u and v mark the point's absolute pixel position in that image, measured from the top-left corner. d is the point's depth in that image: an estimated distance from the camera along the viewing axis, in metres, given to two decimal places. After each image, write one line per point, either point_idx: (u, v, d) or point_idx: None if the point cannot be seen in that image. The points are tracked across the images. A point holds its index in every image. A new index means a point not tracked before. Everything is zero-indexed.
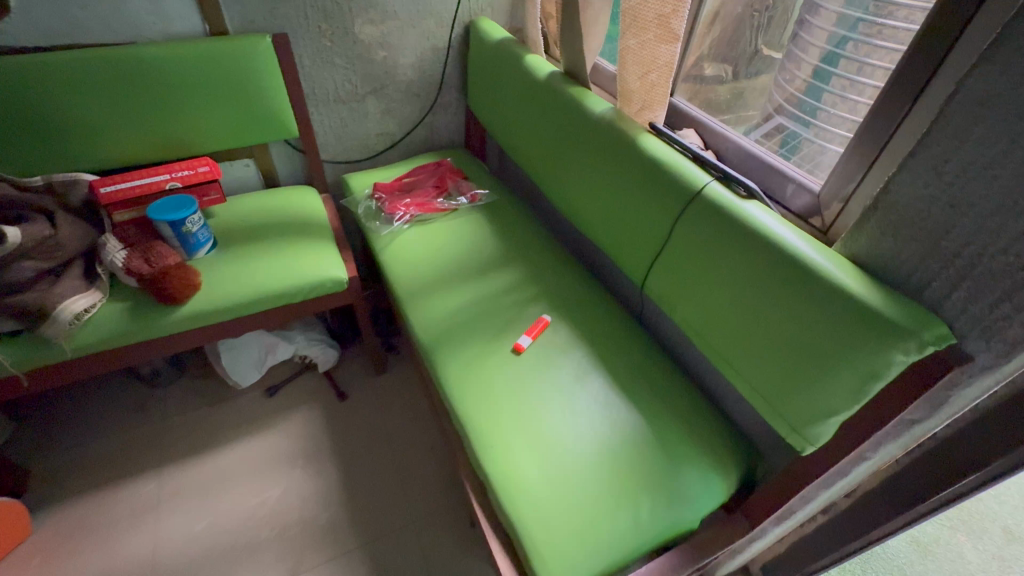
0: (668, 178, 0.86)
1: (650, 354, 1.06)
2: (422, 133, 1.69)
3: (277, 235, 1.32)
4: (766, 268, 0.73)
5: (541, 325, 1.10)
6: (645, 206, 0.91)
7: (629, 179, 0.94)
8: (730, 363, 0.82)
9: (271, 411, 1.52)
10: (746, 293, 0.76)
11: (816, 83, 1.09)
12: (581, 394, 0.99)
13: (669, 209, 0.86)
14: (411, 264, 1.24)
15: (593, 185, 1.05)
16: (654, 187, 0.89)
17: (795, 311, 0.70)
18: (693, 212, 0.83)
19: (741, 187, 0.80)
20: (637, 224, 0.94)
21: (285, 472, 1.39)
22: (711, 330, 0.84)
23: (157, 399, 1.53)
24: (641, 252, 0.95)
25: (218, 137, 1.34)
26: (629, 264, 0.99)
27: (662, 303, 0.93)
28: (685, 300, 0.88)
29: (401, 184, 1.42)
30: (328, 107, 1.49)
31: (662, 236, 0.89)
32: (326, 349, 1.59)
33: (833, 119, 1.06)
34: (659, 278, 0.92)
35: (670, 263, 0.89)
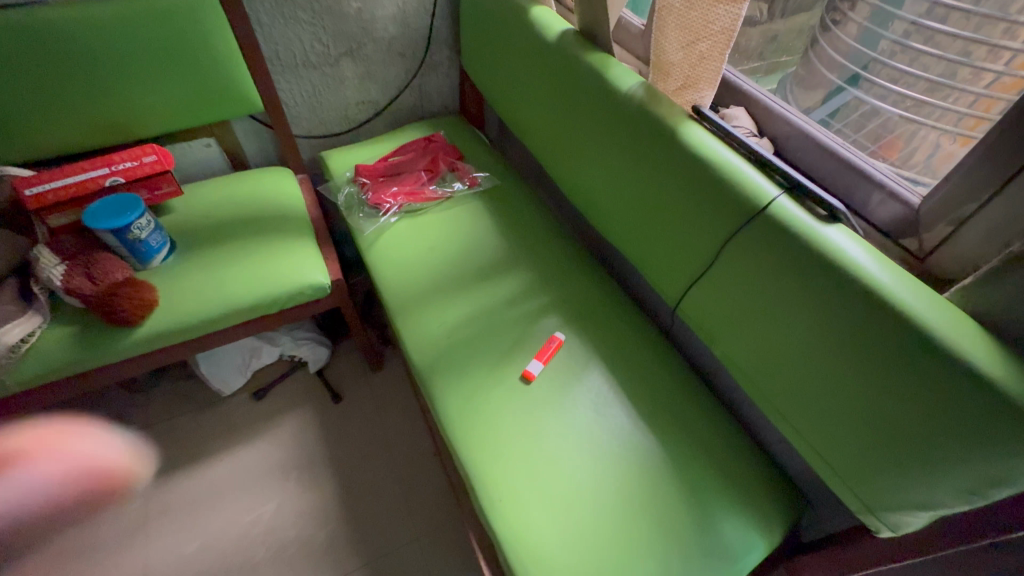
0: (721, 188, 0.68)
1: (680, 379, 0.93)
2: (410, 98, 1.46)
3: (245, 234, 1.15)
4: (852, 321, 0.57)
5: (555, 343, 0.96)
6: (686, 219, 0.73)
7: (665, 183, 0.75)
8: (788, 419, 0.68)
9: (261, 417, 1.42)
10: (819, 346, 0.61)
11: (872, 27, 0.85)
12: (603, 431, 0.86)
13: (721, 227, 0.68)
14: (404, 268, 1.09)
15: (615, 178, 0.86)
16: (700, 196, 0.70)
17: (886, 379, 0.55)
18: (752, 233, 0.65)
19: (818, 203, 0.62)
20: (674, 239, 0.76)
21: (280, 485, 1.30)
22: (764, 377, 0.69)
23: (138, 406, 1.42)
24: (675, 268, 0.78)
25: (165, 116, 1.13)
26: (661, 282, 0.82)
27: (700, 330, 0.78)
28: (733, 337, 0.72)
29: (387, 166, 1.22)
30: (297, 74, 1.26)
31: (709, 257, 0.72)
32: (316, 348, 1.45)
33: (888, 73, 0.84)
34: (700, 306, 0.76)
35: (717, 291, 0.72)
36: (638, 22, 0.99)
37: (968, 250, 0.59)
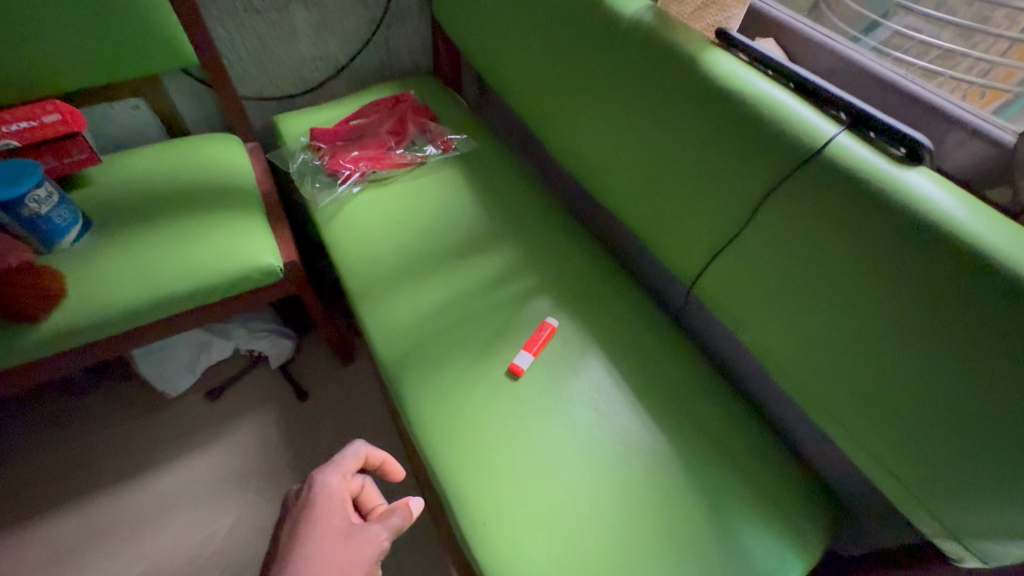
0: (759, 130, 0.56)
1: (693, 369, 0.79)
2: (375, 55, 1.28)
3: (179, 209, 0.97)
4: (941, 290, 0.45)
5: (547, 330, 0.81)
6: (711, 173, 0.60)
7: (685, 129, 0.63)
8: (836, 408, 0.57)
9: (217, 419, 1.26)
10: (882, 321, 0.50)
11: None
12: (607, 433, 0.72)
13: (757, 178, 0.56)
14: (370, 246, 0.93)
15: (613, 129, 0.72)
16: (732, 142, 0.58)
17: (971, 357, 0.45)
18: (802, 182, 0.53)
19: (893, 142, 0.51)
20: (694, 197, 0.63)
21: (238, 496, 1.15)
22: (806, 360, 0.58)
23: (74, 411, 1.25)
24: (693, 235, 0.66)
25: (74, 70, 0.94)
26: (674, 253, 0.70)
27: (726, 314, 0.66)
28: (766, 318, 0.60)
29: (347, 128, 1.05)
30: (238, 22, 1.07)
31: (739, 218, 0.60)
32: (278, 340, 1.28)
33: (914, 20, 0.81)
34: (724, 278, 0.64)
35: (748, 259, 0.60)
36: None
37: None
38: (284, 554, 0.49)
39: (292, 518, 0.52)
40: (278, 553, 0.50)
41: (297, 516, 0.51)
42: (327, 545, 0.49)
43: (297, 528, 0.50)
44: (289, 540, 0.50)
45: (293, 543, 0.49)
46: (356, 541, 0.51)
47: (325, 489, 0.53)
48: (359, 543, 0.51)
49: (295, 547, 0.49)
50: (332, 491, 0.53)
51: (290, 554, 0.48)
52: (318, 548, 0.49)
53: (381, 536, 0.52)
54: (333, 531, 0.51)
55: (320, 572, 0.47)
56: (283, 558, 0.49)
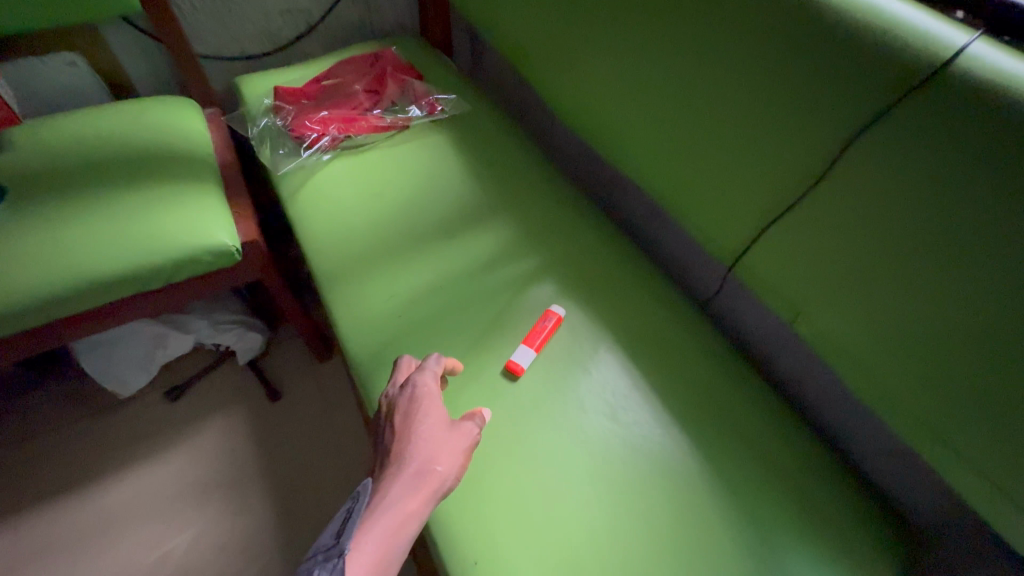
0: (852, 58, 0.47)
1: (725, 367, 0.66)
2: (355, 10, 1.12)
3: (117, 178, 0.83)
4: None
5: (551, 319, 0.68)
6: (784, 107, 0.52)
7: (754, 64, 0.53)
8: (905, 390, 0.50)
9: (177, 421, 1.12)
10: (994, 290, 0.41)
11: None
12: (626, 446, 0.59)
13: (844, 118, 0.48)
14: (342, 222, 0.79)
15: (656, 68, 0.63)
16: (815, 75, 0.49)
17: None
18: (908, 111, 0.44)
19: None
20: (759, 149, 0.55)
21: (198, 509, 1.02)
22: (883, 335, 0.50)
23: (17, 411, 1.12)
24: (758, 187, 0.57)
25: None
26: (728, 218, 0.61)
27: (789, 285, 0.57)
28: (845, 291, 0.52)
29: (316, 87, 0.91)
30: None
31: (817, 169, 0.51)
32: (247, 333, 1.14)
33: None
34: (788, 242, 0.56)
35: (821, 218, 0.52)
36: None
37: None
38: (396, 436, 0.52)
39: (397, 408, 0.55)
40: (390, 437, 0.53)
41: (402, 406, 0.55)
42: (433, 434, 0.52)
43: (405, 414, 0.54)
44: (399, 424, 0.53)
45: (404, 427, 0.52)
46: (456, 432, 0.53)
47: (421, 385, 0.56)
48: (459, 433, 0.53)
49: (406, 428, 0.52)
50: (427, 388, 0.56)
51: (404, 436, 0.52)
52: (429, 431, 0.52)
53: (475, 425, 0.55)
54: (437, 421, 0.53)
55: (436, 448, 0.51)
56: (396, 439, 0.52)
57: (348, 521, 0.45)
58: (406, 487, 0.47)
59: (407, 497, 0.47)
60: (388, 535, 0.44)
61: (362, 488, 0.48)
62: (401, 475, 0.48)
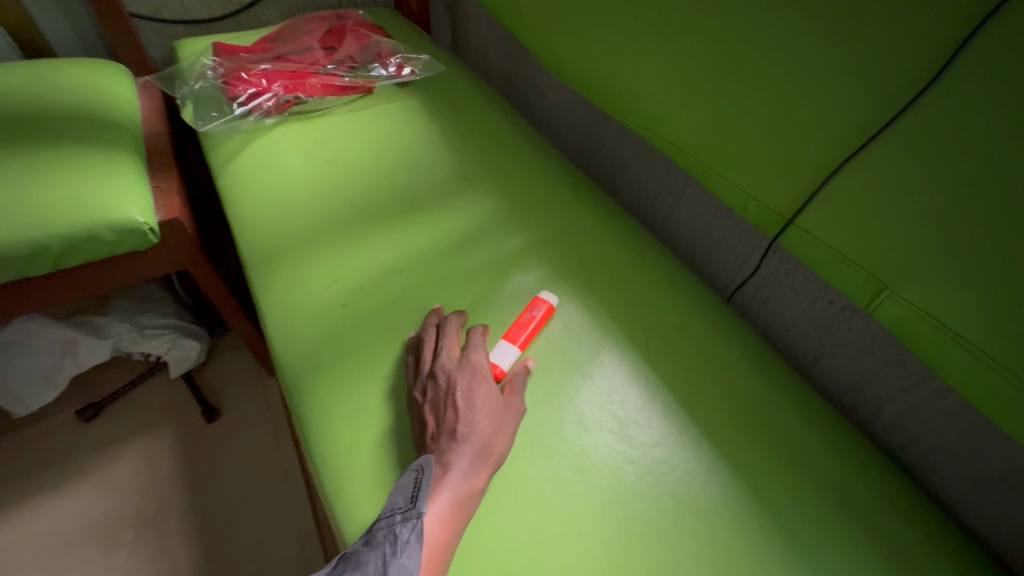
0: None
1: (760, 370, 0.52)
2: None
3: (2, 139, 0.67)
4: None
5: (539, 306, 0.53)
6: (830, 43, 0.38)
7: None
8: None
9: (89, 446, 0.93)
10: None
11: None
12: (642, 476, 0.44)
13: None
14: (280, 196, 0.64)
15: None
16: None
17: None
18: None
19: None
20: (816, 69, 0.40)
21: (101, 557, 0.82)
22: (1006, 325, 0.34)
23: None
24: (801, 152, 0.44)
25: None
26: (771, 173, 0.47)
27: (845, 266, 0.44)
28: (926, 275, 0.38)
29: (262, 43, 0.78)
30: None
31: (907, 84, 0.35)
32: (180, 341, 0.97)
33: None
34: (853, 198, 0.41)
35: (909, 156, 0.37)
36: None
37: None
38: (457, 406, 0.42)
39: (454, 373, 0.45)
40: (442, 408, 0.43)
41: (459, 372, 0.45)
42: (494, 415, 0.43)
43: (466, 384, 0.44)
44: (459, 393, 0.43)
45: (467, 398, 0.43)
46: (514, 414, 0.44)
47: (478, 357, 0.47)
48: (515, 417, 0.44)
49: (467, 403, 0.43)
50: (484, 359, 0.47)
51: (468, 410, 0.42)
52: (494, 408, 0.44)
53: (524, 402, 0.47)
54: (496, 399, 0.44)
55: (501, 430, 0.43)
56: (457, 410, 0.42)
57: (404, 496, 0.37)
58: (471, 469, 0.40)
59: (473, 479, 0.40)
60: (452, 515, 0.38)
61: (423, 460, 0.40)
62: (467, 456, 0.40)
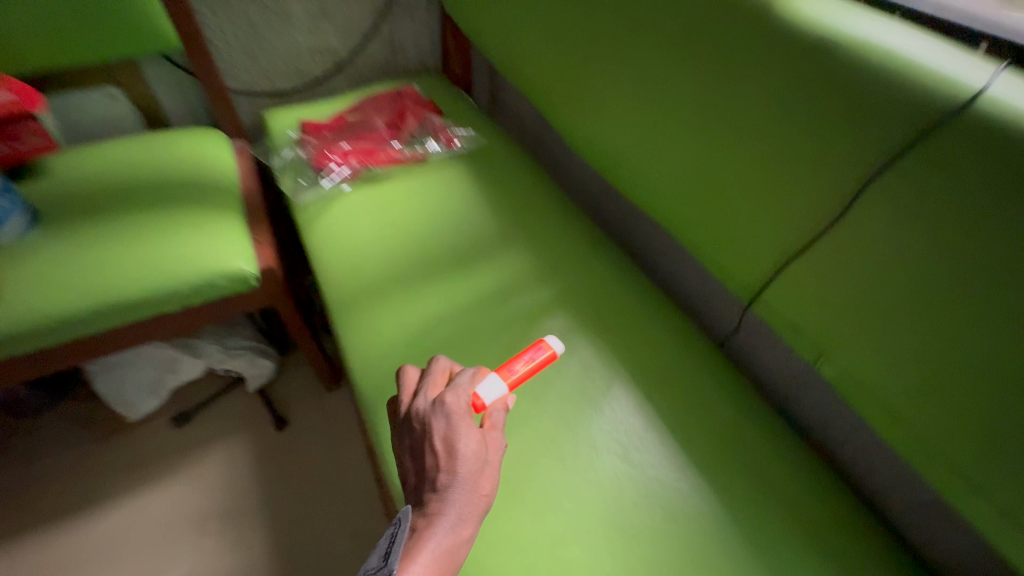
0: (882, 84, 0.44)
1: (746, 408, 0.63)
2: (380, 52, 1.18)
3: (144, 205, 0.85)
4: None
5: (536, 353, 0.59)
6: (784, 162, 0.52)
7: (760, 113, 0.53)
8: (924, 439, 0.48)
9: (181, 448, 1.11)
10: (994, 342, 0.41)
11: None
12: (639, 491, 0.56)
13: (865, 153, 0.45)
14: (355, 253, 0.79)
15: (671, 107, 0.62)
16: (844, 102, 0.46)
17: None
18: (921, 161, 0.42)
19: None
20: (775, 178, 0.53)
21: (192, 542, 0.99)
22: (907, 376, 0.47)
23: (26, 433, 1.12)
24: (770, 236, 0.56)
25: (33, 47, 0.85)
26: (742, 246, 0.59)
27: (805, 323, 0.55)
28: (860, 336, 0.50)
29: (341, 123, 0.95)
30: (227, 5, 0.98)
31: (837, 199, 0.48)
32: (257, 360, 1.14)
33: None
34: (802, 271, 0.54)
35: (847, 252, 0.49)
36: None
37: None
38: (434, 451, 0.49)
39: (433, 417, 0.50)
40: (427, 454, 0.49)
41: (438, 415, 0.51)
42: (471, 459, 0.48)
43: (444, 428, 0.50)
44: (436, 438, 0.50)
45: (444, 442, 0.49)
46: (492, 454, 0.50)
47: (461, 397, 0.53)
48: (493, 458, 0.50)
49: (445, 448, 0.48)
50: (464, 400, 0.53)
51: (443, 456, 0.48)
52: (475, 448, 0.49)
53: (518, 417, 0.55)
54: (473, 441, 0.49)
55: (480, 468, 0.48)
56: (438, 455, 0.48)
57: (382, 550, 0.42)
58: (450, 512, 0.45)
59: (454, 522, 0.45)
60: (432, 557, 0.43)
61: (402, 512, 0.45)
62: (448, 499, 0.46)
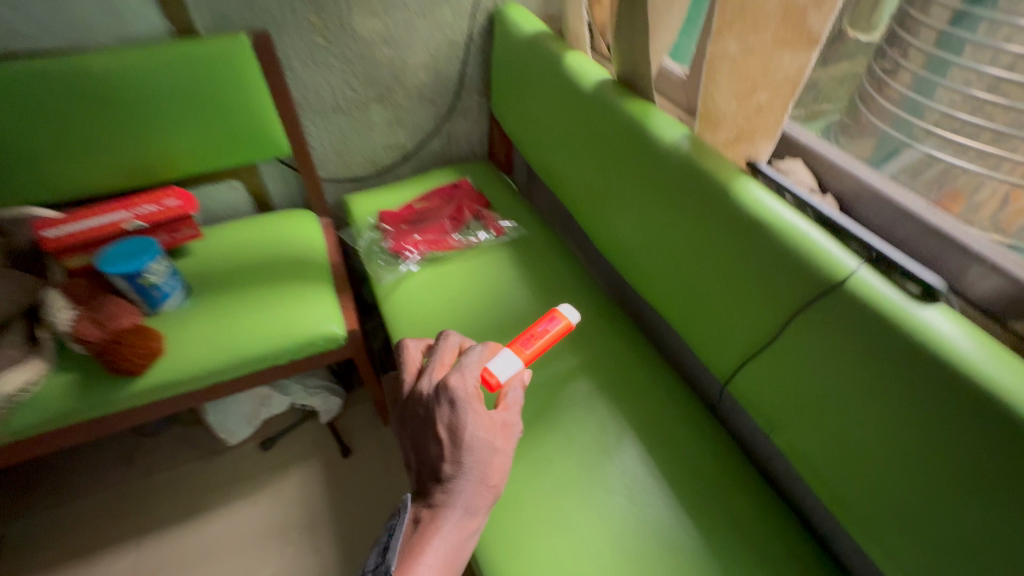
0: (786, 253, 0.59)
1: (729, 463, 0.80)
2: (439, 144, 1.43)
3: (262, 279, 1.11)
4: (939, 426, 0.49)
5: (552, 321, 0.79)
6: (727, 295, 0.67)
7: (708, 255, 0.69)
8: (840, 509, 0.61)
9: (267, 469, 1.34)
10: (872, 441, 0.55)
11: (943, 55, 0.82)
12: (642, 524, 0.73)
13: (780, 303, 0.60)
14: (423, 322, 1.01)
15: (650, 234, 0.78)
16: (762, 261, 0.61)
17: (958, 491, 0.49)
18: (817, 312, 0.57)
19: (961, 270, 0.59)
20: (722, 304, 0.68)
21: (276, 549, 1.20)
22: (821, 461, 0.62)
23: (146, 450, 1.39)
24: (724, 347, 0.70)
25: (185, 158, 1.11)
26: (705, 349, 0.74)
27: (755, 416, 0.69)
28: (792, 430, 0.64)
29: (410, 212, 1.19)
30: (325, 118, 1.25)
31: (763, 330, 0.64)
32: (329, 397, 1.37)
33: (949, 123, 0.83)
34: (747, 377, 0.68)
35: (773, 367, 0.64)
36: (679, 69, 0.94)
37: None
38: (444, 433, 0.64)
39: (440, 404, 0.65)
40: (434, 446, 0.64)
41: (445, 399, 0.65)
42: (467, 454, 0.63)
43: (450, 412, 0.64)
44: (445, 421, 0.64)
45: (448, 432, 0.64)
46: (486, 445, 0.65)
47: (466, 380, 0.67)
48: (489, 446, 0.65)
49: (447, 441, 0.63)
50: (469, 383, 0.67)
51: (454, 440, 0.64)
52: (481, 433, 0.64)
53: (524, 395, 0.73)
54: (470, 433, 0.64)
55: (488, 449, 0.64)
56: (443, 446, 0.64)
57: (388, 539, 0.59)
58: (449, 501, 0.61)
59: (454, 510, 0.61)
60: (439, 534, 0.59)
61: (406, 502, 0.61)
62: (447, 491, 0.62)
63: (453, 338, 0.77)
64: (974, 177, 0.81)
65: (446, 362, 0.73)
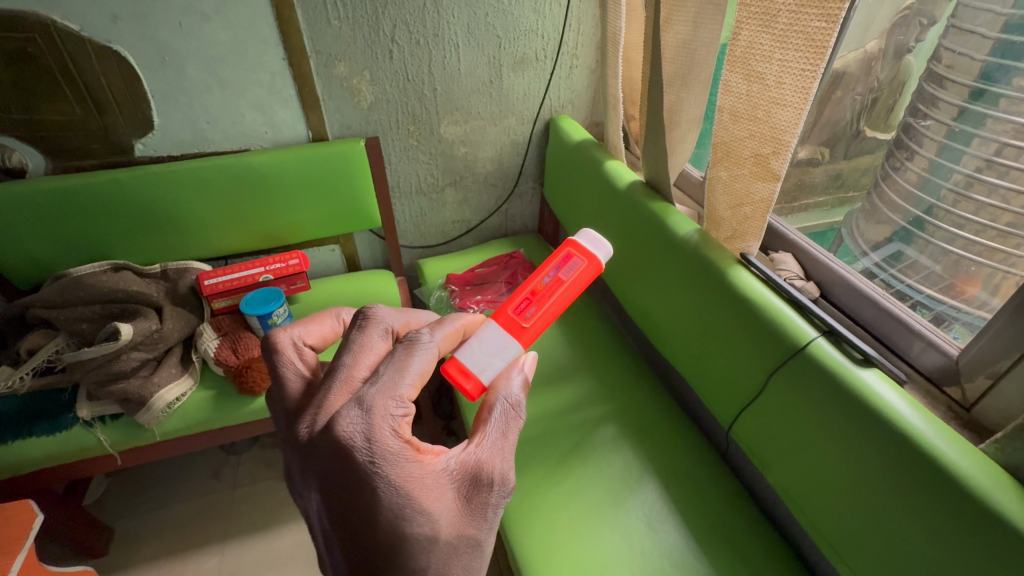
0: (766, 325, 0.78)
1: (735, 504, 0.94)
2: (497, 220, 1.72)
3: None
4: (880, 461, 0.64)
5: (567, 264, 0.65)
6: (725, 354, 0.85)
7: (711, 323, 0.87)
8: (818, 534, 0.74)
9: None
10: (835, 475, 0.69)
11: (941, 160, 0.90)
12: (657, 547, 0.87)
13: (765, 361, 0.78)
14: None
15: (668, 303, 0.98)
16: (750, 329, 0.80)
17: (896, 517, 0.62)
18: (790, 371, 0.74)
19: (910, 345, 0.79)
20: (722, 362, 0.86)
21: None
22: (800, 493, 0.75)
23: (231, 466, 1.63)
24: (724, 396, 0.87)
25: (304, 227, 1.43)
26: (711, 399, 0.91)
27: (751, 457, 0.84)
28: (777, 468, 0.79)
29: (473, 276, 1.45)
30: (410, 199, 1.56)
31: (753, 383, 0.80)
32: None
33: (952, 219, 0.89)
34: (742, 422, 0.84)
35: (761, 413, 0.80)
36: (698, 173, 1.18)
37: (1008, 404, 0.66)
38: (345, 508, 0.46)
39: (342, 451, 0.46)
40: (339, 507, 0.47)
41: (342, 460, 0.46)
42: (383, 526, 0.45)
43: (353, 482, 0.46)
44: (346, 493, 0.46)
45: (357, 489, 0.46)
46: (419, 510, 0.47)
47: (379, 428, 0.47)
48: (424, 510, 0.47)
49: (357, 499, 0.46)
50: (386, 429, 0.47)
51: (364, 523, 0.46)
52: (404, 492, 0.46)
53: (526, 401, 0.59)
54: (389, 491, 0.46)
55: (435, 539, 0.47)
56: (351, 509, 0.46)
57: None
58: None
59: None
60: None
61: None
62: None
63: (376, 332, 0.57)
64: (987, 268, 0.85)
65: (357, 376, 0.53)
